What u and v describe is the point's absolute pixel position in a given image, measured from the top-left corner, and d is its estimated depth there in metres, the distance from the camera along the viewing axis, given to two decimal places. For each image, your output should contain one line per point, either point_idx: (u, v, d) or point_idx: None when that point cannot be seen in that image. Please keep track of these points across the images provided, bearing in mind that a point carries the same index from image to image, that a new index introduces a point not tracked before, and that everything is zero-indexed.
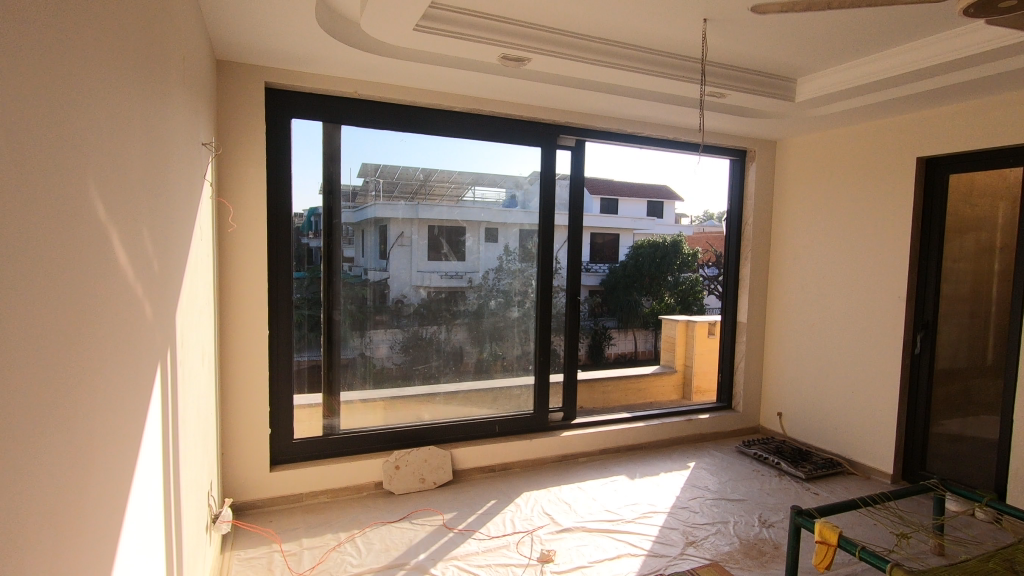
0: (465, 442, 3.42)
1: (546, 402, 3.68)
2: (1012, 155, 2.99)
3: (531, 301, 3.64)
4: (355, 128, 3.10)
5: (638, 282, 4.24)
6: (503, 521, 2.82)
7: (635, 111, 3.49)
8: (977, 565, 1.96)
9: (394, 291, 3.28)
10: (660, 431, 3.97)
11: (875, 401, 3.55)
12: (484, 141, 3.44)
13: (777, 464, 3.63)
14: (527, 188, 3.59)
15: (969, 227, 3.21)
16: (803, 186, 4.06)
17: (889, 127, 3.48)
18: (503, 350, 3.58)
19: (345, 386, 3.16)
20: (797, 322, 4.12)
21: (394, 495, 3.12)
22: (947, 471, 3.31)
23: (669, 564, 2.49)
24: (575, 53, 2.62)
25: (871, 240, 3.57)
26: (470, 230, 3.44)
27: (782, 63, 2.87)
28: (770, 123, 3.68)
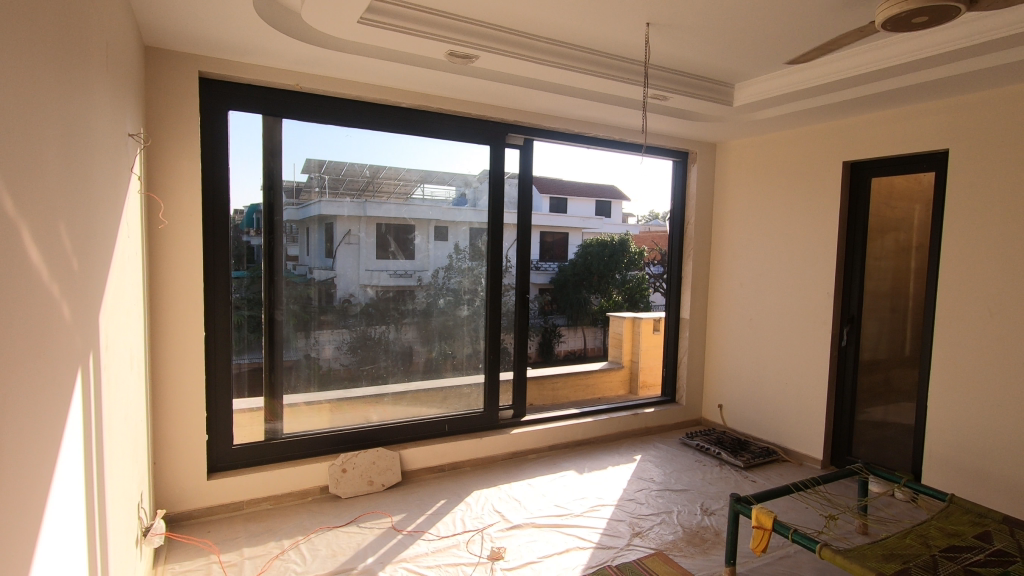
0: (414, 442, 3.38)
1: (496, 400, 3.68)
2: (925, 160, 3.23)
3: (481, 299, 3.63)
4: (297, 122, 3.00)
5: (588, 280, 4.46)
6: (453, 521, 2.81)
7: (582, 111, 3.54)
8: (896, 542, 2.10)
9: (342, 290, 3.20)
10: (608, 426, 4.05)
11: (806, 391, 3.76)
12: (432, 138, 3.40)
13: (718, 454, 3.78)
14: (477, 186, 3.58)
15: (890, 227, 3.44)
16: (741, 188, 4.24)
17: (818, 133, 3.69)
18: (454, 349, 3.55)
19: (289, 388, 3.06)
20: (735, 318, 4.30)
21: (342, 499, 3.04)
22: (871, 455, 3.55)
23: (616, 556, 2.55)
24: (522, 52, 2.62)
25: (803, 240, 3.77)
26: (419, 228, 3.41)
27: (721, 68, 2.98)
28: (710, 126, 3.82)
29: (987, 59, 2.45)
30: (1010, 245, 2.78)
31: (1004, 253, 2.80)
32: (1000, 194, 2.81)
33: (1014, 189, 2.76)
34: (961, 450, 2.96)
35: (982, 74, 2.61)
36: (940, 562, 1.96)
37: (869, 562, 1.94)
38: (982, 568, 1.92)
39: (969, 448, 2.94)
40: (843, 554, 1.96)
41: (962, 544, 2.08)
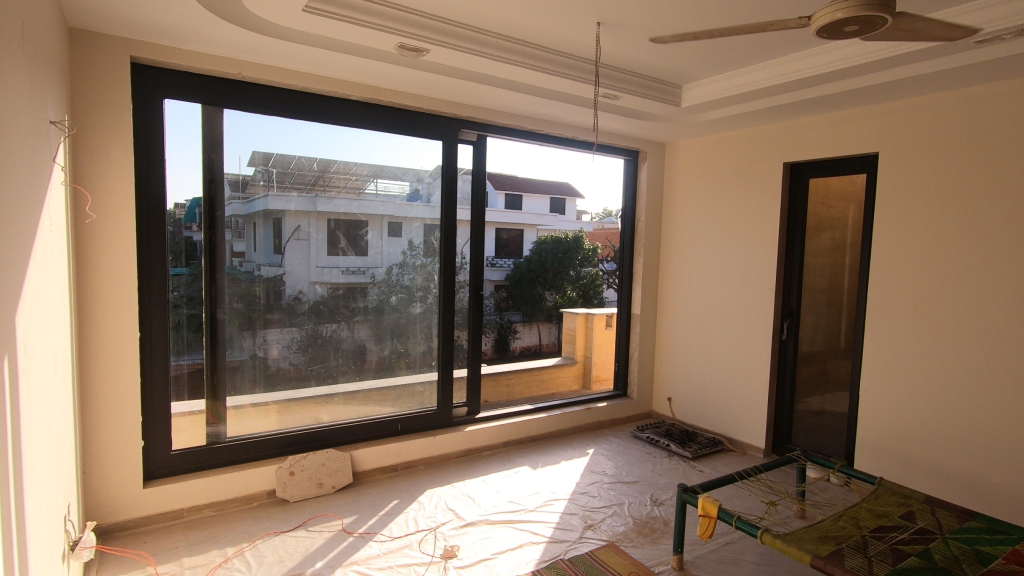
0: (366, 442, 3.31)
1: (449, 398, 3.65)
2: (857, 163, 3.41)
3: (434, 297, 3.60)
4: (239, 113, 2.88)
5: (542, 277, 4.41)
6: (406, 520, 2.77)
7: (534, 108, 3.55)
8: (830, 525, 2.22)
9: (291, 288, 3.11)
10: (561, 421, 4.10)
11: (750, 383, 3.91)
12: (384, 132, 3.34)
13: (667, 446, 3.88)
14: (429, 182, 3.53)
15: (826, 226, 3.63)
16: (689, 187, 4.36)
17: (760, 135, 3.84)
18: (407, 347, 3.51)
19: (232, 389, 2.95)
20: (684, 313, 4.42)
21: (290, 503, 2.95)
22: (808, 443, 3.73)
23: (568, 549, 2.58)
24: (472, 47, 2.61)
25: (747, 238, 3.92)
26: (372, 224, 3.34)
27: (669, 69, 3.05)
28: (659, 126, 3.90)
29: (913, 67, 2.61)
30: (933, 244, 2.97)
31: (927, 251, 2.99)
32: (924, 195, 3.00)
33: (936, 190, 2.96)
34: (890, 436, 3.16)
35: (909, 82, 2.78)
36: (870, 541, 2.08)
37: (805, 545, 2.04)
38: (906, 545, 2.05)
39: (896, 433, 3.13)
40: (783, 539, 2.05)
41: (889, 524, 2.22)
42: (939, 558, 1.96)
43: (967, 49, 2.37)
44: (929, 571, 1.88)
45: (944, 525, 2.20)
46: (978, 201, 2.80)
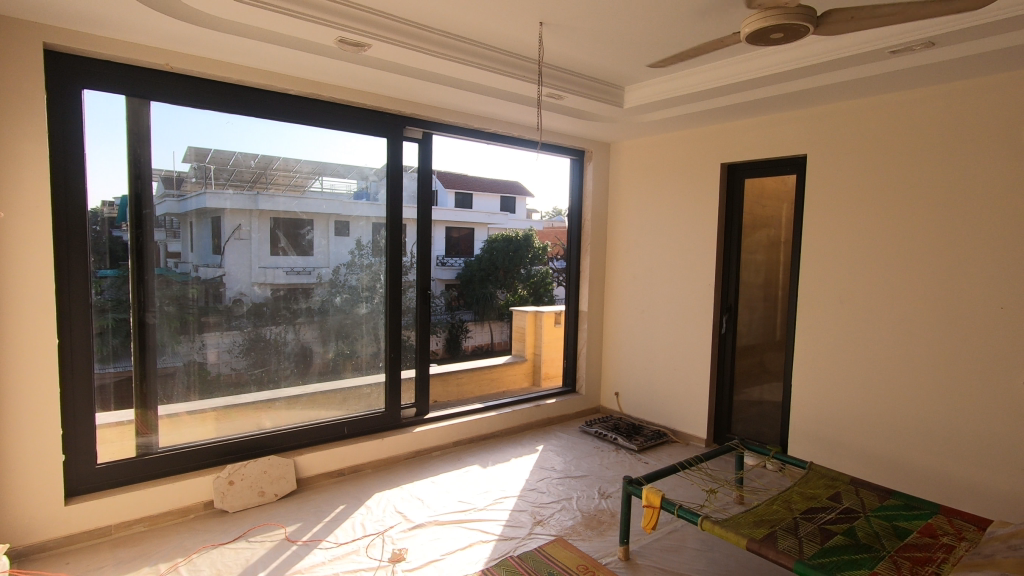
0: (311, 447, 3.22)
1: (397, 399, 3.59)
2: (788, 164, 3.58)
3: (380, 297, 3.53)
4: (169, 106, 2.74)
5: (492, 275, 4.39)
6: (353, 526, 2.71)
7: (480, 106, 3.55)
8: (765, 509, 2.32)
9: (230, 290, 2.99)
10: (511, 419, 4.11)
11: (692, 376, 4.04)
12: (326, 129, 3.25)
13: (614, 440, 3.97)
14: (375, 180, 3.46)
15: (761, 224, 3.80)
16: (633, 187, 4.46)
17: (699, 136, 3.97)
18: (354, 349, 3.43)
19: (165, 397, 2.80)
20: (629, 310, 4.53)
21: (229, 514, 2.82)
22: (747, 432, 3.89)
23: (518, 546, 2.59)
24: (415, 43, 2.57)
25: (688, 236, 4.05)
26: (316, 223, 3.25)
27: (611, 70, 3.12)
28: (604, 126, 3.98)
29: (836, 74, 2.77)
30: (855, 240, 3.16)
31: (851, 247, 3.18)
32: (848, 195, 3.20)
33: (858, 190, 3.15)
34: (820, 422, 3.34)
35: (833, 89, 2.94)
36: (800, 523, 2.20)
37: (742, 529, 2.13)
38: (833, 525, 2.17)
39: (825, 420, 3.32)
40: (722, 525, 2.14)
41: (818, 505, 2.35)
42: (862, 535, 2.09)
43: (883, 58, 2.54)
44: (854, 548, 2.00)
45: (866, 504, 2.35)
46: (895, 200, 3.00)
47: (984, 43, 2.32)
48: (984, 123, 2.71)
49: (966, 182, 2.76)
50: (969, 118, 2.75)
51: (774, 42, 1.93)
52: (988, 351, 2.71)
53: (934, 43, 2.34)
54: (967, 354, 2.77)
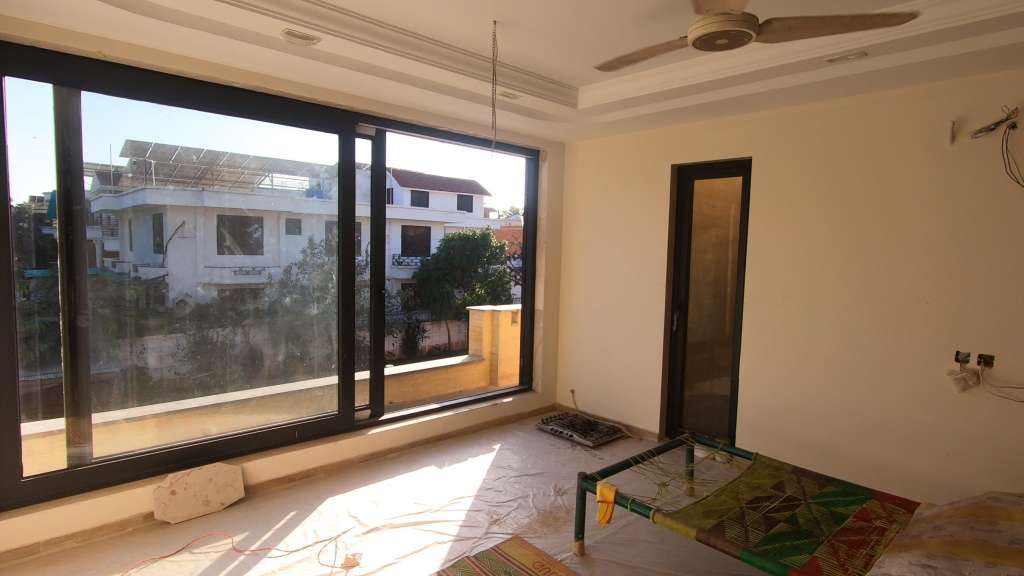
0: (259, 453, 3.11)
1: (351, 401, 3.52)
2: (735, 166, 3.71)
3: (332, 297, 3.44)
4: (103, 96, 2.59)
5: (450, 274, 4.44)
6: (304, 532, 2.64)
7: (433, 104, 3.51)
8: (714, 500, 2.40)
9: (173, 291, 2.86)
10: (468, 418, 4.09)
11: (645, 372, 4.13)
12: (275, 124, 3.15)
13: (570, 437, 4.01)
14: (326, 177, 3.37)
15: (710, 224, 3.91)
16: (588, 187, 4.52)
17: (651, 138, 4.06)
18: (305, 350, 3.34)
19: (100, 404, 2.65)
20: (585, 308, 4.58)
21: (171, 525, 2.69)
22: (697, 426, 4.01)
23: (474, 545, 2.59)
24: (366, 38, 2.52)
25: (640, 235, 4.14)
26: (265, 221, 3.15)
27: (564, 71, 3.15)
28: (558, 126, 4.00)
29: (778, 80, 2.88)
30: (796, 240, 3.31)
31: (793, 246, 3.32)
32: (789, 196, 3.34)
33: (800, 192, 3.29)
34: (765, 414, 3.47)
35: (776, 95, 3.06)
36: (746, 512, 2.28)
37: (692, 521, 2.20)
38: (776, 513, 2.27)
39: (770, 413, 3.45)
40: (673, 517, 2.19)
41: (763, 494, 2.44)
42: (803, 522, 2.19)
43: (820, 65, 2.66)
44: (795, 534, 2.10)
45: (808, 491, 2.46)
46: (833, 202, 3.15)
47: (911, 55, 2.47)
48: (912, 129, 2.87)
49: (897, 185, 2.92)
50: (899, 124, 2.91)
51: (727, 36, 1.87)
52: (916, 343, 2.88)
53: (866, 53, 2.47)
54: (898, 347, 2.94)
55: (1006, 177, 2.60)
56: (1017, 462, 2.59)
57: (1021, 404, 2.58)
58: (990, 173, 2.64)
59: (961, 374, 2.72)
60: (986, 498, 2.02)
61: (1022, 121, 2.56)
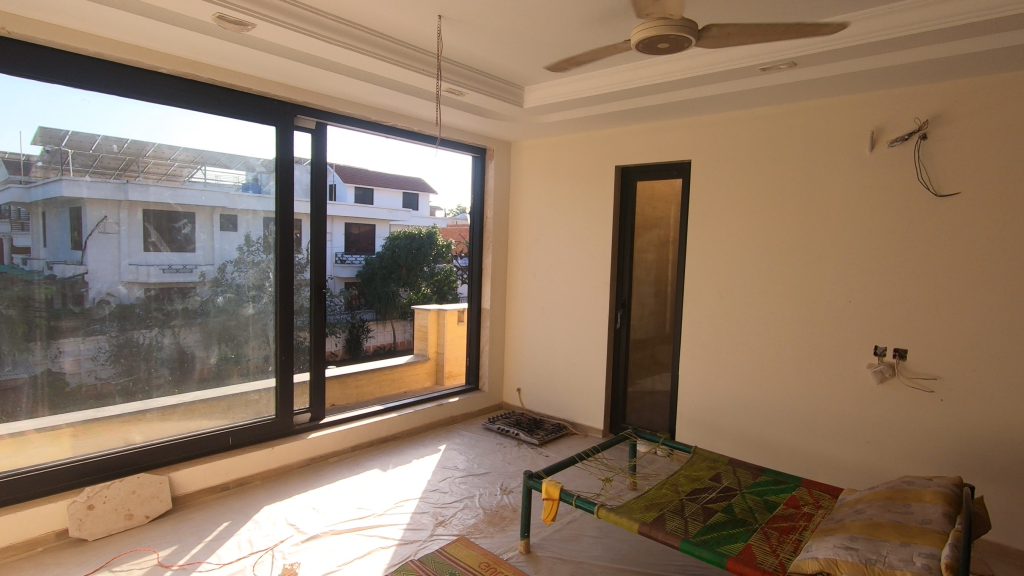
0: (189, 462, 2.93)
1: (289, 405, 3.38)
2: (675, 168, 3.82)
3: (269, 296, 3.29)
4: (10, 77, 2.36)
5: (394, 273, 4.93)
6: (238, 543, 2.51)
7: (377, 98, 3.42)
8: (656, 494, 2.46)
9: (93, 290, 2.66)
10: (413, 419, 4.02)
11: (590, 370, 4.20)
12: (207, 114, 2.98)
13: (517, 435, 4.03)
14: (263, 171, 3.22)
15: (652, 225, 4.01)
16: (534, 186, 4.54)
17: (595, 139, 4.12)
18: (240, 352, 3.18)
19: (6, 414, 2.42)
20: (531, 307, 4.60)
21: (88, 542, 2.50)
22: (639, 421, 4.11)
23: (419, 549, 2.54)
24: (303, 26, 2.42)
25: (586, 235, 4.20)
26: (196, 216, 2.98)
27: (511, 69, 3.14)
28: (505, 124, 3.99)
29: (716, 86, 2.98)
30: (732, 241, 3.44)
31: (729, 247, 3.46)
32: (726, 198, 3.47)
33: (735, 196, 3.42)
34: (703, 408, 3.60)
35: (713, 100, 3.17)
36: (686, 504, 2.36)
37: (634, 515, 2.24)
38: (714, 504, 2.35)
39: (708, 407, 3.58)
40: (617, 512, 2.23)
41: (701, 486, 2.53)
42: (739, 511, 2.28)
43: (755, 73, 2.77)
44: (731, 524, 2.18)
45: (742, 482, 2.56)
46: (766, 204, 3.30)
47: (837, 67, 2.61)
48: (836, 137, 3.05)
49: (823, 189, 3.09)
50: (824, 132, 3.08)
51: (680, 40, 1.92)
52: (839, 339, 3.06)
53: (796, 64, 2.60)
54: (823, 342, 3.12)
55: (918, 183, 2.80)
56: (928, 447, 2.80)
57: (931, 394, 2.79)
58: (905, 180, 2.84)
59: (879, 367, 2.91)
60: (901, 482, 2.17)
61: (932, 131, 2.76)
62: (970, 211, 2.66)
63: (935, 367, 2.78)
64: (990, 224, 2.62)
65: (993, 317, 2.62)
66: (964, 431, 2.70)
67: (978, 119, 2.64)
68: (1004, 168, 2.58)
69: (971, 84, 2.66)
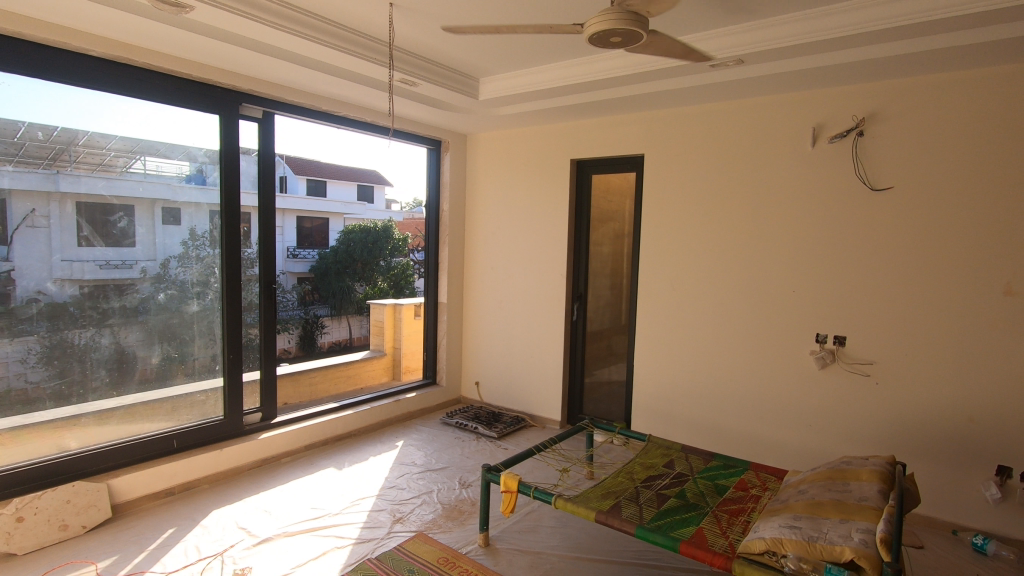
0: (130, 468, 2.79)
1: (238, 405, 3.26)
2: (628, 162, 3.87)
3: (215, 292, 3.15)
4: None
5: (350, 267, 4.97)
6: (184, 550, 2.41)
7: (328, 87, 3.33)
8: (611, 482, 2.51)
9: (21, 288, 2.48)
10: (369, 416, 3.96)
11: (547, 362, 4.24)
12: (144, 101, 2.83)
13: (475, 429, 4.02)
14: (206, 162, 3.08)
15: (607, 218, 4.06)
16: (490, 179, 4.53)
17: (551, 132, 4.14)
18: (184, 351, 3.04)
19: None
20: (488, 301, 4.60)
21: (18, 557, 2.34)
22: (596, 411, 4.18)
23: (376, 547, 2.51)
24: (246, 10, 2.32)
25: (542, 229, 4.21)
26: (135, 209, 2.83)
27: (466, 60, 3.10)
28: (460, 117, 3.95)
29: (668, 81, 3.03)
30: (684, 233, 3.52)
31: (680, 240, 3.54)
32: (678, 192, 3.54)
33: (687, 190, 3.50)
34: (657, 397, 3.69)
35: (665, 96, 3.23)
36: (641, 491, 2.41)
37: (591, 503, 2.28)
38: (667, 490, 2.41)
39: (662, 396, 3.67)
40: (574, 502, 2.26)
41: (655, 473, 2.59)
42: (691, 496, 2.35)
43: (704, 70, 2.84)
44: (683, 508, 2.24)
45: (694, 467, 2.64)
46: (715, 198, 3.39)
47: (781, 65, 2.71)
48: (781, 133, 3.16)
49: (768, 183, 3.20)
50: (769, 128, 3.19)
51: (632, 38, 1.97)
52: (784, 328, 3.19)
53: (743, 61, 2.68)
54: (769, 331, 3.24)
55: (856, 178, 2.94)
56: (864, 429, 2.96)
57: (867, 377, 2.95)
58: (844, 176, 2.97)
59: (820, 353, 3.05)
60: (840, 462, 2.29)
61: (868, 129, 2.90)
62: (902, 205, 2.82)
63: (871, 353, 2.94)
64: (920, 217, 2.77)
65: (923, 305, 2.79)
66: (898, 412, 2.87)
67: (909, 117, 2.79)
68: (932, 165, 2.74)
69: (903, 84, 2.81)
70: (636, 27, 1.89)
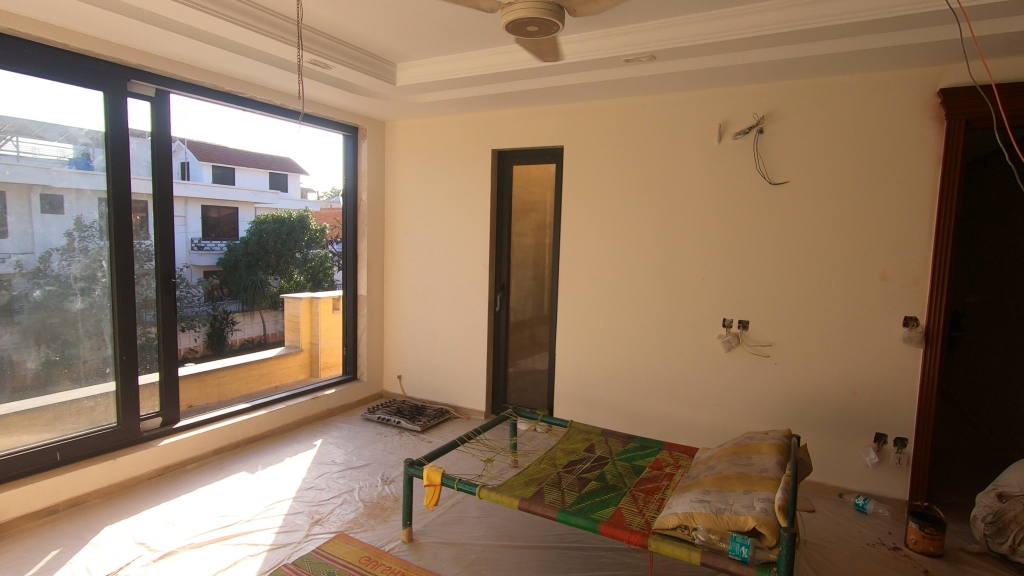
0: (4, 486, 2.48)
1: (135, 410, 2.99)
2: (548, 154, 3.91)
3: (103, 288, 2.86)
4: None
5: (262, 261, 4.94)
6: (73, 572, 2.19)
7: (230, 66, 3.10)
8: (534, 469, 2.55)
9: None
10: (284, 416, 3.77)
11: (471, 353, 4.23)
12: (11, 73, 2.49)
13: (398, 423, 3.95)
14: (90, 144, 2.77)
15: (529, 210, 4.09)
16: (410, 168, 4.41)
17: (472, 122, 4.09)
18: (68, 354, 2.75)
19: None
20: (410, 293, 4.50)
21: None
22: (519, 400, 4.23)
23: (292, 551, 2.40)
24: None
25: (464, 219, 4.18)
26: (4, 196, 2.50)
27: (381, 42, 3.00)
28: (377, 102, 3.82)
29: (585, 74, 3.08)
30: (602, 224, 3.61)
31: (599, 230, 3.63)
32: (596, 184, 3.63)
33: (605, 181, 3.59)
34: (578, 384, 3.79)
35: (582, 88, 3.29)
36: (563, 476, 2.46)
37: (515, 491, 2.30)
38: (588, 473, 2.48)
39: (584, 383, 3.77)
40: (499, 491, 2.27)
41: (576, 458, 2.66)
42: (610, 478, 2.44)
43: (620, 64, 2.92)
44: (603, 490, 2.32)
45: (613, 450, 2.74)
46: (631, 189, 3.51)
47: (690, 63, 2.83)
48: (691, 129, 3.30)
49: (679, 177, 3.35)
50: (680, 124, 3.33)
51: (547, 29, 1.98)
52: (695, 314, 3.36)
53: (655, 57, 2.77)
54: (681, 318, 3.40)
55: (757, 173, 3.14)
56: (766, 407, 3.19)
57: (767, 358, 3.18)
58: (747, 170, 3.16)
59: (727, 337, 3.24)
60: (744, 437, 2.46)
61: (767, 127, 3.11)
62: (797, 198, 3.05)
63: (771, 336, 3.17)
64: (813, 209, 3.01)
65: (814, 290, 3.04)
66: (794, 390, 3.12)
67: (803, 118, 3.01)
68: (822, 162, 2.98)
69: (797, 86, 3.03)
70: (547, 18, 1.89)
